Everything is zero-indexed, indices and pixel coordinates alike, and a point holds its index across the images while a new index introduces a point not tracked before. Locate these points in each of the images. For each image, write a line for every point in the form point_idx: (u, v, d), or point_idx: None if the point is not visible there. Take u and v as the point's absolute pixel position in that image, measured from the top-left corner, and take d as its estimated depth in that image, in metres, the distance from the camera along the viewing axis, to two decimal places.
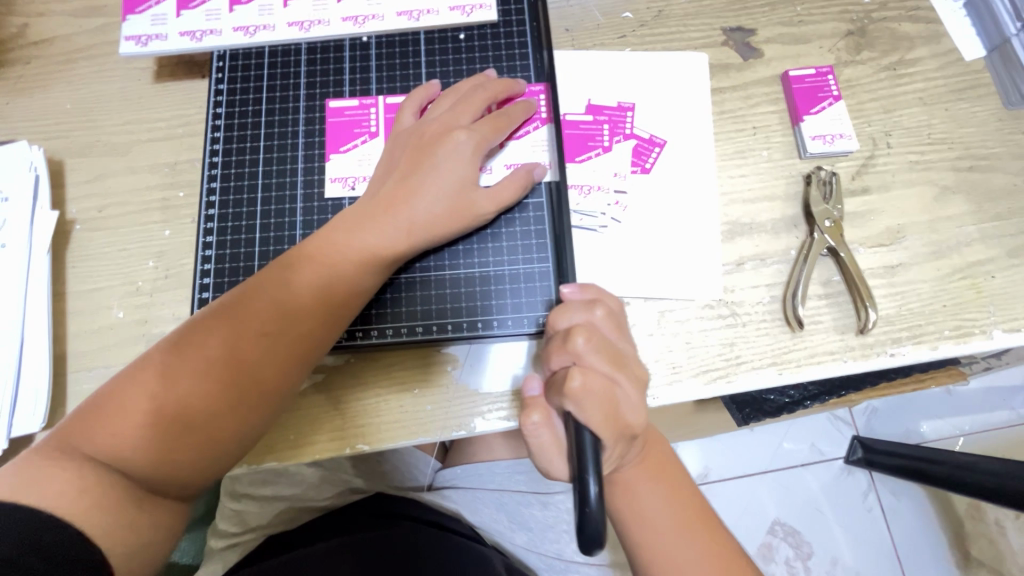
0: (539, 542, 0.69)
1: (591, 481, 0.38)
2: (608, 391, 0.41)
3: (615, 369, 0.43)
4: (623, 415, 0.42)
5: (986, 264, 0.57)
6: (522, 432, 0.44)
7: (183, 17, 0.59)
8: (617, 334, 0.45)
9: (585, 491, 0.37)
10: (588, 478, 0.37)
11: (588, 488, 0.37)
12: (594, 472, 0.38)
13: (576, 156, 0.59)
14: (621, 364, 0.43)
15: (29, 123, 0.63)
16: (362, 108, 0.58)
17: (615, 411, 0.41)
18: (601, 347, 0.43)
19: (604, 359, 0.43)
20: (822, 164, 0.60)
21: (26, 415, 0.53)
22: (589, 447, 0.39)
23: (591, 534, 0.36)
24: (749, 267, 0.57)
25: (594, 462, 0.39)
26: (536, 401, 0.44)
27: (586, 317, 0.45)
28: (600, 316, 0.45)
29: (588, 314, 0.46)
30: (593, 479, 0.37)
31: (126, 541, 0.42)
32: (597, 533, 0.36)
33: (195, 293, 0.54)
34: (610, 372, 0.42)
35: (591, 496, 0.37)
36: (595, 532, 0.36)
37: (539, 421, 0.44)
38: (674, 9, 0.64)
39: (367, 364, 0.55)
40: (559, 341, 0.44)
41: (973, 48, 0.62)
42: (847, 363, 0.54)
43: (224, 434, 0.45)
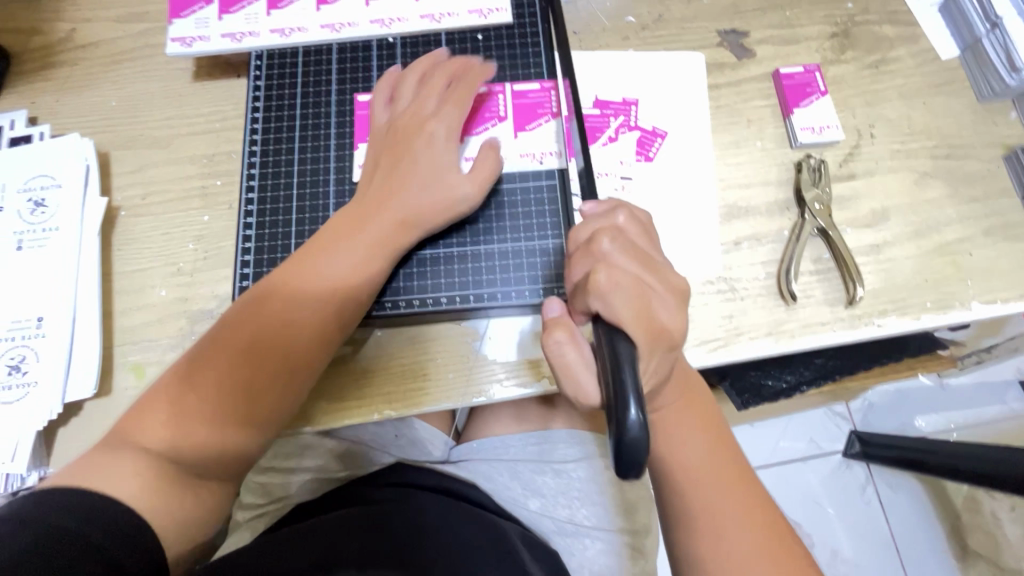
0: (551, 507, 0.72)
1: (630, 403, 0.35)
2: (638, 287, 0.42)
3: (642, 269, 0.44)
4: (657, 316, 0.42)
5: (964, 242, 0.62)
6: (545, 351, 0.44)
7: (224, 20, 0.64)
8: (643, 239, 0.46)
9: (623, 413, 0.34)
10: (627, 400, 0.34)
11: (627, 412, 0.34)
12: (631, 392, 0.35)
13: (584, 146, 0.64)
14: (647, 264, 0.44)
15: (78, 119, 0.68)
16: None
17: (646, 307, 0.42)
18: (626, 251, 0.44)
19: (631, 258, 0.44)
20: (811, 153, 0.65)
21: (77, 384, 0.57)
22: (624, 357, 0.37)
23: (630, 457, 0.34)
24: (746, 246, 0.62)
25: (632, 375, 0.36)
26: (559, 320, 0.44)
27: (610, 223, 0.46)
28: (624, 221, 0.46)
29: (610, 220, 0.46)
30: (632, 400, 0.35)
31: (175, 517, 0.46)
32: (636, 452, 0.34)
33: (237, 269, 0.59)
34: (636, 270, 0.43)
35: (630, 415, 0.34)
36: (634, 456, 0.33)
37: (564, 338, 0.43)
38: (673, 13, 0.69)
39: (393, 335, 0.59)
40: (583, 250, 0.45)
41: (948, 47, 0.68)
42: (838, 333, 0.59)
43: (256, 417, 0.50)
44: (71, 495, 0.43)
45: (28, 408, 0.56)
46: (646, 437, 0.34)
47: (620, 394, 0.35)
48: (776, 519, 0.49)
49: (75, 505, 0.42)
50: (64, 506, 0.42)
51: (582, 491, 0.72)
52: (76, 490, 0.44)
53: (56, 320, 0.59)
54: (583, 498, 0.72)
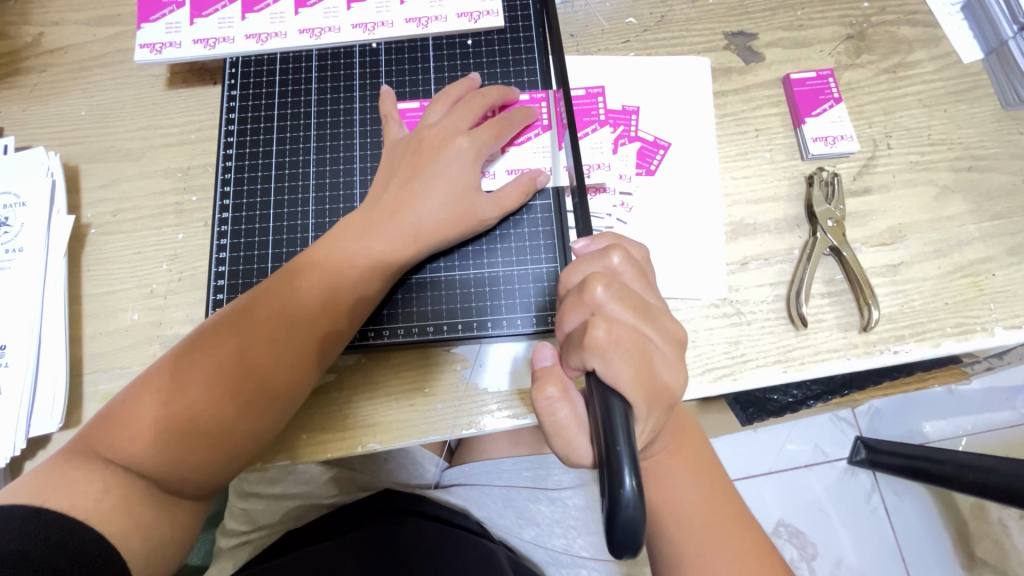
0: (546, 537, 0.69)
1: (627, 472, 0.32)
2: (637, 340, 0.39)
3: (640, 321, 0.40)
4: (656, 372, 0.40)
5: (987, 262, 0.58)
6: (534, 410, 0.41)
7: (196, 25, 0.60)
8: (639, 283, 0.43)
9: (617, 485, 0.31)
10: (623, 469, 0.32)
11: (623, 481, 0.32)
12: (627, 459, 0.32)
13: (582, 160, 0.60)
14: (646, 314, 0.41)
15: (45, 130, 0.64)
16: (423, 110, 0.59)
17: (644, 365, 0.39)
18: (624, 296, 0.40)
19: (628, 309, 0.40)
20: (824, 165, 0.61)
21: (44, 415, 0.54)
22: (619, 416, 0.35)
23: (627, 529, 0.31)
24: (753, 267, 0.58)
25: (626, 440, 0.34)
26: (550, 373, 0.41)
27: (603, 265, 0.43)
28: (619, 263, 0.43)
29: (604, 262, 0.43)
30: (628, 468, 0.32)
31: (148, 539, 0.43)
32: (631, 529, 0.31)
33: (209, 294, 0.55)
34: (634, 322, 0.40)
35: (626, 486, 0.31)
36: (628, 531, 0.31)
37: (556, 394, 0.40)
38: (677, 14, 0.65)
39: (378, 364, 0.56)
40: (575, 295, 0.41)
41: (971, 50, 0.64)
42: (851, 360, 0.55)
43: (239, 438, 0.46)
44: (33, 516, 0.40)
45: None
46: (643, 513, 0.31)
47: (614, 462, 0.32)
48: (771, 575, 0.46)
49: (36, 527, 0.39)
50: (24, 529, 0.39)
51: (578, 520, 0.70)
52: (38, 509, 0.41)
53: (21, 347, 0.56)
54: (579, 527, 0.70)
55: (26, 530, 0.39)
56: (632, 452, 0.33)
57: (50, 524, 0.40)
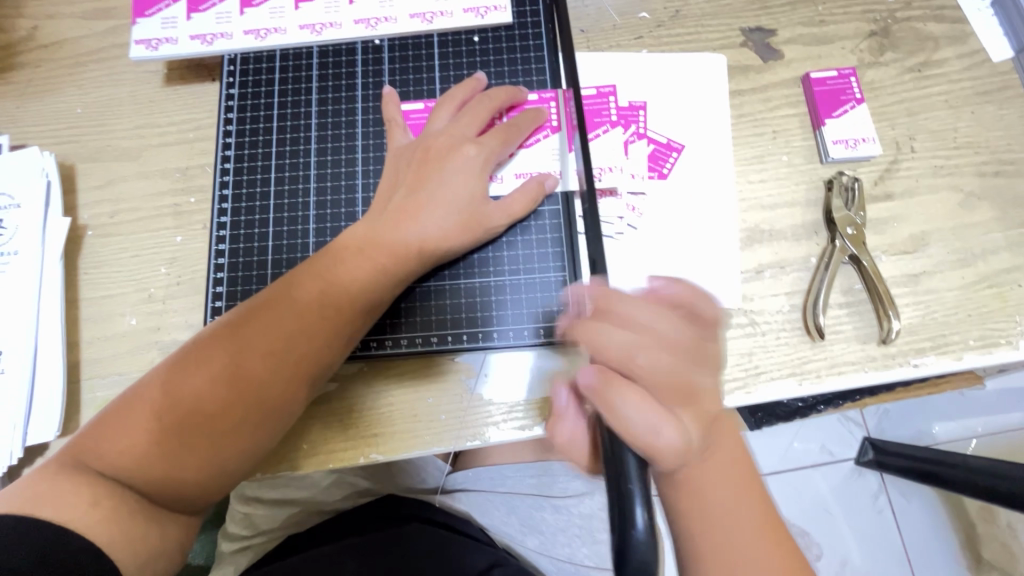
0: (550, 545, 0.69)
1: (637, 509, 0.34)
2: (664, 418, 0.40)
3: (676, 354, 0.41)
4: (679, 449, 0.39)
5: (1012, 272, 0.55)
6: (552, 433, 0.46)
7: (193, 20, 0.58)
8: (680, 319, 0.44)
9: (630, 521, 0.34)
10: (636, 506, 0.34)
11: (634, 514, 0.34)
12: (638, 495, 0.35)
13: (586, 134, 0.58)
14: (686, 351, 0.42)
15: (40, 127, 0.62)
16: (428, 111, 0.57)
17: (688, 400, 0.41)
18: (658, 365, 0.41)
19: (670, 339, 0.42)
20: (843, 169, 0.58)
21: (41, 422, 0.53)
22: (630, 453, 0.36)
23: (638, 569, 0.33)
24: (768, 275, 0.56)
25: (639, 480, 0.35)
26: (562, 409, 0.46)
27: (632, 297, 0.44)
28: (650, 298, 0.44)
29: (634, 294, 0.44)
30: (639, 503, 0.34)
31: (140, 552, 0.42)
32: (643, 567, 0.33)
33: (208, 301, 0.54)
34: (673, 356, 0.41)
35: (638, 520, 0.33)
36: (642, 568, 0.33)
37: (569, 428, 0.45)
38: (692, 9, 0.62)
39: (380, 373, 0.55)
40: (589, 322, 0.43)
41: (1000, 48, 0.61)
42: (868, 374, 0.53)
43: (233, 453, 0.45)
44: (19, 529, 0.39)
45: None
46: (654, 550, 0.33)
47: (625, 495, 0.35)
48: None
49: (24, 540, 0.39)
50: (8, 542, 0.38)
51: (583, 529, 0.69)
52: (27, 519, 0.40)
53: (17, 352, 0.55)
54: (584, 536, 0.69)
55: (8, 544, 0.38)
56: (643, 487, 0.35)
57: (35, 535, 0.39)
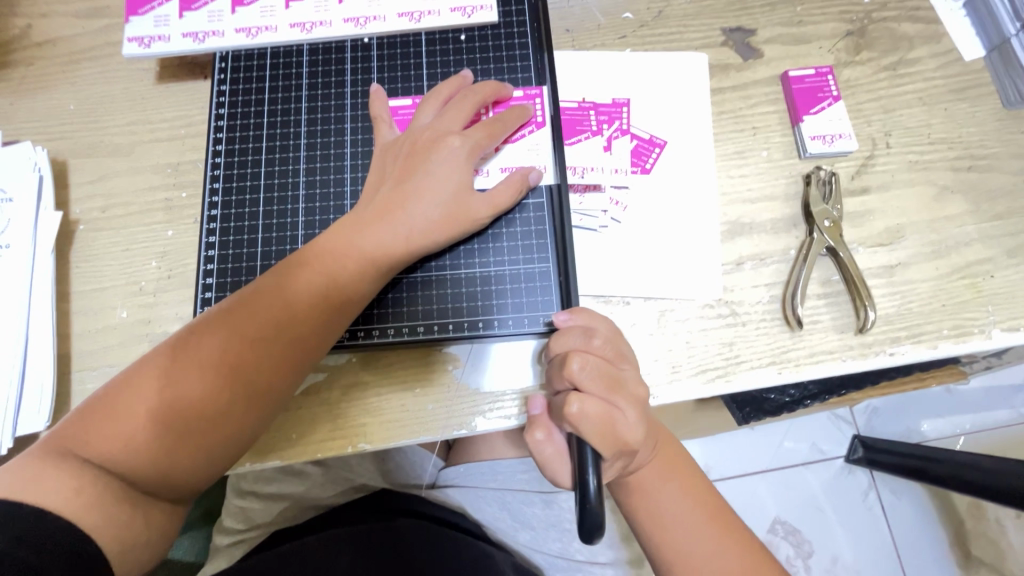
0: (542, 540, 0.70)
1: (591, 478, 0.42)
2: (605, 413, 0.44)
3: (609, 393, 0.45)
4: (620, 433, 0.44)
5: (985, 264, 0.57)
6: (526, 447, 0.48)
7: (186, 18, 0.59)
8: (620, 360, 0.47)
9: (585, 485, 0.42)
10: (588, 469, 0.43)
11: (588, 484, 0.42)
12: (591, 460, 0.43)
13: (566, 140, 0.59)
14: (617, 389, 0.45)
15: (33, 124, 0.63)
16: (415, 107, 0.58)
17: (612, 434, 0.44)
18: (598, 371, 0.45)
19: (600, 382, 0.45)
20: (821, 164, 0.60)
21: (32, 414, 0.54)
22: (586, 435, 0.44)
23: (592, 524, 0.41)
24: (749, 267, 0.57)
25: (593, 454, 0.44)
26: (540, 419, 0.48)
27: (584, 341, 0.47)
28: (598, 343, 0.47)
29: (585, 339, 0.47)
30: (591, 466, 0.43)
31: (123, 538, 0.43)
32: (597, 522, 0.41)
33: (198, 293, 0.55)
34: (606, 396, 0.45)
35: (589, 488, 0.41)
36: (594, 524, 0.40)
37: (543, 437, 0.47)
38: (674, 9, 0.64)
39: (369, 363, 0.55)
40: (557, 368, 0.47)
41: (973, 48, 0.63)
42: (846, 362, 0.55)
43: (220, 439, 0.46)
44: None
45: None
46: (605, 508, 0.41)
47: (583, 464, 0.43)
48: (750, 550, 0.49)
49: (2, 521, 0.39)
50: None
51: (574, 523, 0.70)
52: (7, 502, 0.40)
53: (9, 344, 0.55)
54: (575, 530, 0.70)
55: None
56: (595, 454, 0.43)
57: (15, 516, 0.39)
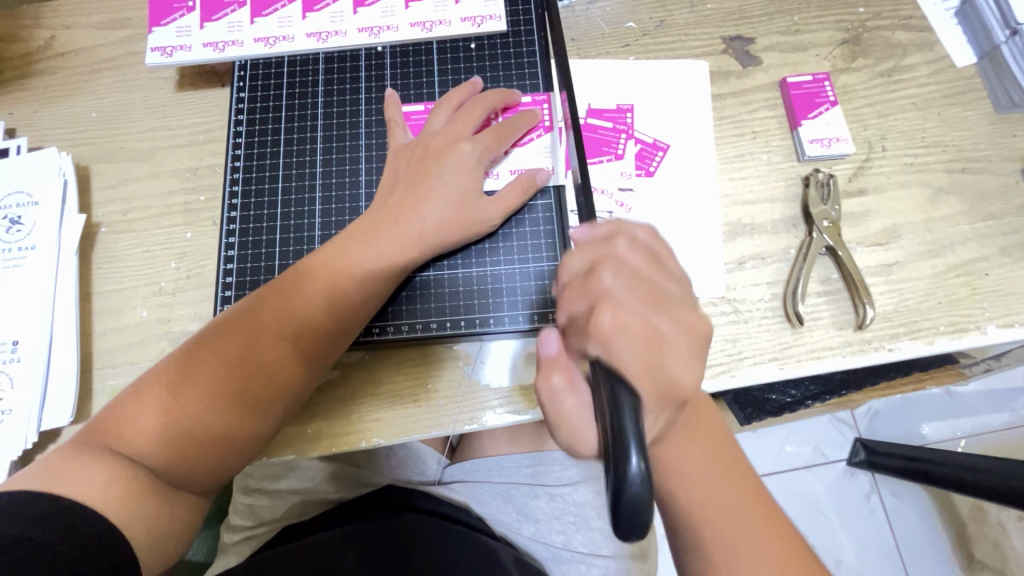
0: (545, 533, 0.70)
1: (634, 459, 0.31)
2: (643, 332, 0.41)
3: (647, 304, 0.42)
4: (669, 376, 0.41)
5: (979, 262, 0.59)
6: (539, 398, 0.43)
7: (206, 28, 0.62)
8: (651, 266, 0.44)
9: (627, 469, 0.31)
10: (630, 449, 0.31)
11: (630, 464, 0.31)
12: (633, 439, 0.32)
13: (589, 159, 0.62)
14: (657, 306, 0.43)
15: (57, 130, 0.65)
16: (428, 112, 0.60)
17: (655, 359, 0.40)
18: (634, 282, 0.43)
19: (634, 292, 0.42)
20: (820, 167, 0.62)
21: (55, 410, 0.55)
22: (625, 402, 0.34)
23: (632, 522, 0.30)
24: (750, 266, 0.59)
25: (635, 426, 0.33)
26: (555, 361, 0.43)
27: (609, 250, 0.45)
28: (624, 249, 0.44)
29: (610, 247, 0.45)
30: (635, 449, 0.31)
31: (152, 530, 0.44)
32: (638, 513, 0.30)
33: (218, 292, 0.57)
34: (645, 309, 0.42)
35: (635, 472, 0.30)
36: (636, 522, 0.30)
37: (561, 383, 0.42)
38: (676, 19, 0.66)
39: (383, 360, 0.57)
40: (581, 284, 0.44)
41: (965, 55, 0.65)
42: (846, 358, 0.56)
43: (243, 431, 0.47)
44: (33, 503, 0.41)
45: (5, 434, 0.55)
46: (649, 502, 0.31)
47: (620, 443, 0.32)
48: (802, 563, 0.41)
49: (38, 513, 0.40)
50: (23, 515, 0.40)
51: (577, 516, 0.70)
52: (40, 496, 0.41)
53: (33, 342, 0.57)
54: (578, 523, 0.69)
55: (22, 517, 0.39)
56: (637, 430, 0.33)
57: (51, 511, 0.41)
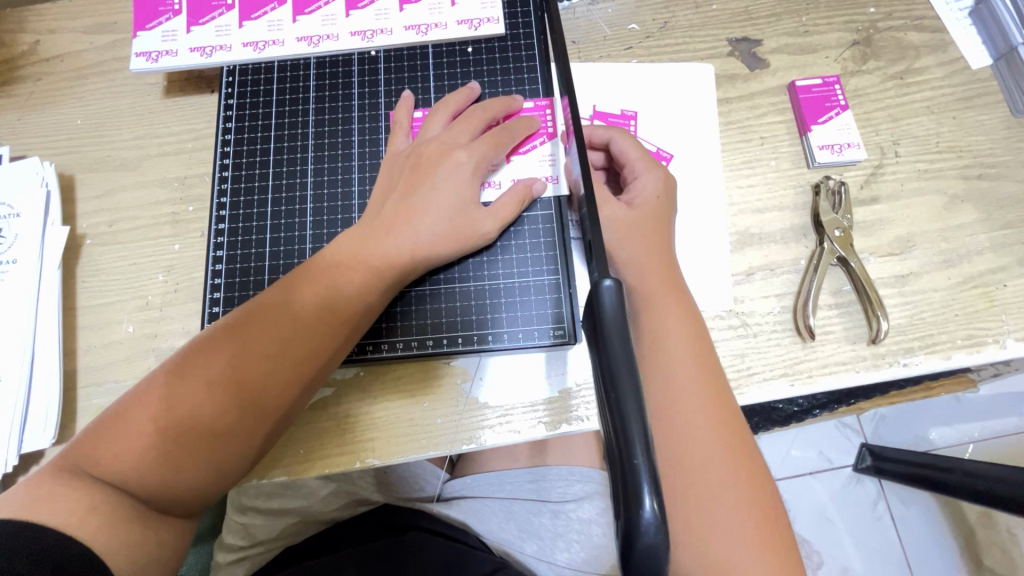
0: (549, 551, 0.66)
1: (646, 496, 0.26)
2: (658, 230, 0.52)
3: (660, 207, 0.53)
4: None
5: (997, 272, 0.57)
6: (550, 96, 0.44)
7: (193, 33, 0.60)
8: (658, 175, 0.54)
9: (636, 505, 0.26)
10: (642, 488, 0.26)
11: (642, 503, 0.26)
12: (646, 476, 0.27)
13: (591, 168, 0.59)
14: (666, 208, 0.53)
15: (40, 138, 0.63)
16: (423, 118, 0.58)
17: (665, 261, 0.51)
18: (647, 197, 0.53)
19: (651, 196, 0.53)
20: (830, 174, 0.60)
21: (38, 429, 0.54)
22: (632, 414, 0.28)
23: (648, 562, 0.26)
24: (759, 277, 0.57)
25: (645, 450, 0.27)
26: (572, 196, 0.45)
27: (632, 156, 0.54)
28: (640, 160, 0.54)
29: (633, 156, 0.54)
30: (647, 487, 0.26)
31: (136, 560, 0.42)
32: (654, 555, 0.26)
33: (206, 307, 0.55)
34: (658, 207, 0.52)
35: (646, 508, 0.26)
36: (649, 564, 0.26)
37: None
38: (679, 20, 0.64)
39: (376, 377, 0.55)
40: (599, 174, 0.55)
41: (979, 56, 0.63)
42: (859, 373, 0.54)
43: (227, 454, 0.45)
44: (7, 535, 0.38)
45: None
46: (665, 537, 0.26)
47: (631, 481, 0.27)
48: (790, 557, 0.44)
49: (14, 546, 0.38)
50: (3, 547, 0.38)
51: (583, 534, 0.65)
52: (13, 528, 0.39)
53: (15, 359, 0.55)
54: (584, 541, 0.65)
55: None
56: (651, 463, 0.27)
57: (28, 544, 0.38)
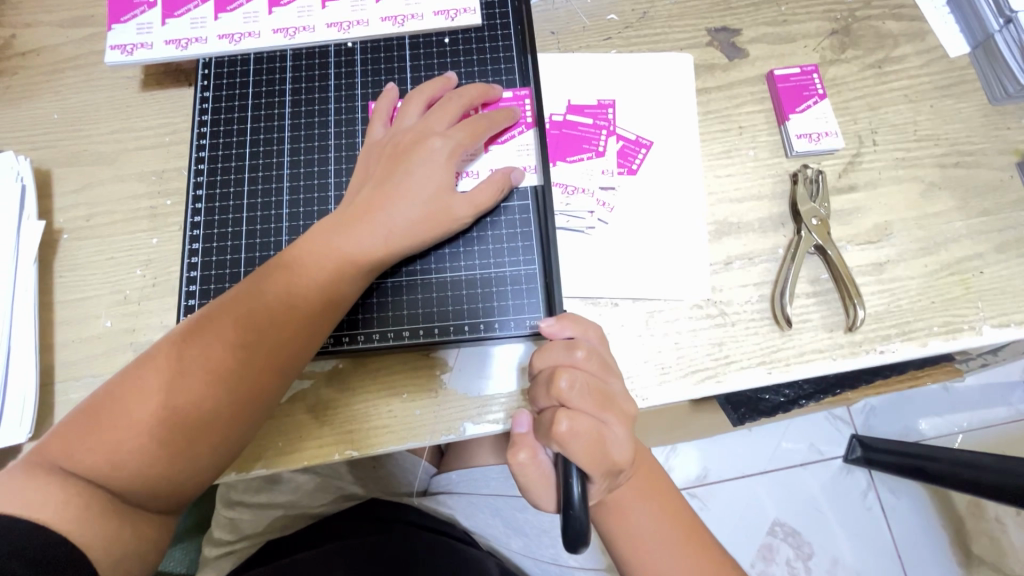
0: (535, 547, 0.68)
1: (574, 483, 0.41)
2: None
3: None
4: (610, 452, 0.43)
5: (974, 260, 0.57)
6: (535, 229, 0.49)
7: (169, 25, 0.59)
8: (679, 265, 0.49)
9: (568, 492, 0.41)
10: (572, 480, 0.41)
11: (571, 489, 0.41)
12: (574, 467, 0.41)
13: (567, 157, 0.59)
14: None
15: (16, 133, 0.63)
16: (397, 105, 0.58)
17: None
18: None
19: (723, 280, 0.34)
20: (807, 163, 0.60)
21: (14, 424, 0.53)
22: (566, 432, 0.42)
23: (577, 532, 0.39)
24: (737, 266, 0.57)
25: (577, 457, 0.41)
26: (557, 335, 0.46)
27: None
28: None
29: None
30: (575, 477, 0.41)
31: (113, 552, 0.42)
32: (580, 528, 0.40)
33: (182, 300, 0.54)
34: None
35: (573, 494, 0.40)
36: (577, 531, 0.39)
37: (526, 459, 0.44)
38: (659, 10, 0.64)
39: (356, 368, 0.55)
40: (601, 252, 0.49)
41: (957, 44, 0.63)
42: (836, 361, 0.54)
43: (202, 446, 0.45)
44: None
45: None
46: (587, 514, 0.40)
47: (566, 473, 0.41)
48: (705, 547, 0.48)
49: None
50: None
51: None
52: None
53: None
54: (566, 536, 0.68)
55: None
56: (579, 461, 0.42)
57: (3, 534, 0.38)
